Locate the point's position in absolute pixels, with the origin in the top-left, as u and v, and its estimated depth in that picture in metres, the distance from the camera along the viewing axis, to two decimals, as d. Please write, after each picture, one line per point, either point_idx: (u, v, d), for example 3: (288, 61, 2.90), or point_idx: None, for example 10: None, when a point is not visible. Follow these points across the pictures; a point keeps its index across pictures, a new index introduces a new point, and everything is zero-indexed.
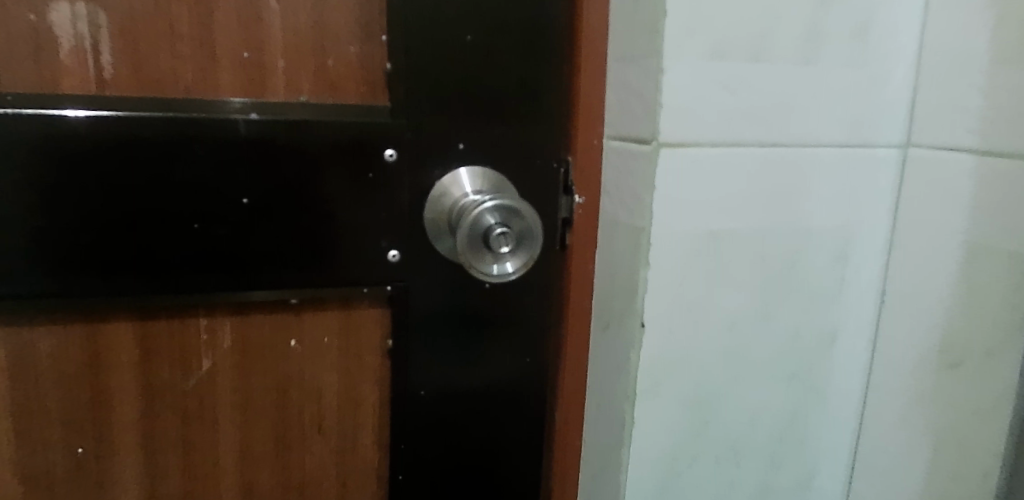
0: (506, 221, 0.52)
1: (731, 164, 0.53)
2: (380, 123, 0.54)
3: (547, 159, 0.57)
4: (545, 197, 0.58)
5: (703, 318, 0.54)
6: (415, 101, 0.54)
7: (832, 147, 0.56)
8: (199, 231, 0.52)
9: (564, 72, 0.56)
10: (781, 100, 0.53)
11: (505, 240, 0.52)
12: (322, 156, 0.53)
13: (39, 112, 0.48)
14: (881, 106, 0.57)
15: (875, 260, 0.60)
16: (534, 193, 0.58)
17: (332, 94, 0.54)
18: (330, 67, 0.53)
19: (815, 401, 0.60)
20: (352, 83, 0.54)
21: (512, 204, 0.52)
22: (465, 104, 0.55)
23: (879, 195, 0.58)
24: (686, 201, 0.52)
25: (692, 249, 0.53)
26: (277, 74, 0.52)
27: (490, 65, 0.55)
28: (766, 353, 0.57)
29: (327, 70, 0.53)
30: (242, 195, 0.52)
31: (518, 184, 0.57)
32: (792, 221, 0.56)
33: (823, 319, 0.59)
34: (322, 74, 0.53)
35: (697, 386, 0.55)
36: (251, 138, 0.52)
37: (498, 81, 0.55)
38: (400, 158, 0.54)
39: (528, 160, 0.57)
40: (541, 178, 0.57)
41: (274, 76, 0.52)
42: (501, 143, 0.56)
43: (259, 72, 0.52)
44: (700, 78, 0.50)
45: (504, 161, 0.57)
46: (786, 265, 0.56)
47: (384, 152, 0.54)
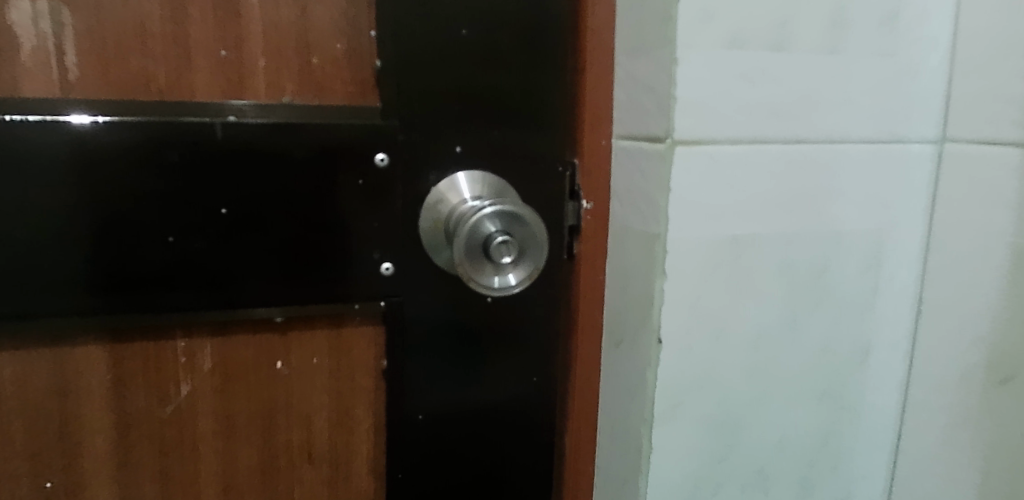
0: (508, 229, 0.47)
1: (754, 163, 0.48)
2: (370, 125, 0.50)
3: (552, 162, 0.53)
4: (551, 203, 0.53)
5: (725, 332, 0.50)
6: (407, 100, 0.50)
7: (862, 143, 0.51)
8: (176, 245, 0.48)
9: (569, 68, 0.52)
10: (806, 93, 0.49)
11: (507, 249, 0.47)
12: (308, 161, 0.49)
13: (49, 119, 0.45)
14: (913, 99, 0.52)
15: (910, 265, 0.55)
16: (538, 198, 0.53)
17: (318, 94, 0.50)
18: (315, 66, 0.49)
19: (848, 420, 0.55)
20: (339, 83, 0.50)
21: (514, 210, 0.48)
22: (462, 104, 0.51)
23: (914, 194, 0.54)
24: (705, 204, 0.47)
25: (712, 257, 0.48)
26: (256, 74, 0.48)
27: (489, 61, 0.51)
28: (794, 370, 0.52)
29: (311, 68, 0.49)
30: (220, 205, 0.48)
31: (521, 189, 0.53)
32: (820, 225, 0.51)
33: (855, 331, 0.54)
34: (306, 73, 0.49)
35: (720, 407, 0.51)
36: (229, 143, 0.47)
37: (497, 78, 0.51)
38: (393, 163, 0.50)
39: (532, 163, 0.53)
40: (545, 182, 0.53)
41: (253, 76, 0.48)
42: (501, 145, 0.52)
43: (238, 71, 0.48)
44: (717, 69, 0.46)
45: (505, 165, 0.52)
46: (814, 273, 0.51)
47: (375, 156, 0.50)
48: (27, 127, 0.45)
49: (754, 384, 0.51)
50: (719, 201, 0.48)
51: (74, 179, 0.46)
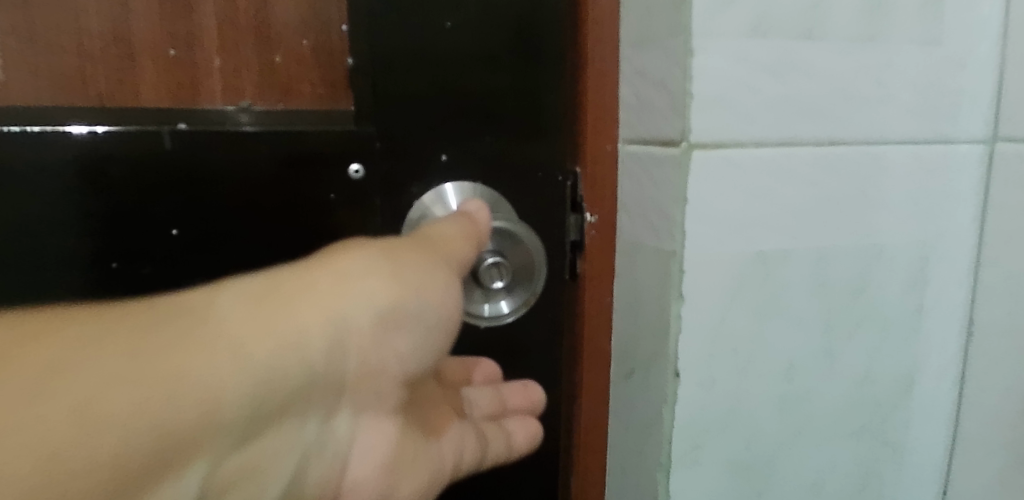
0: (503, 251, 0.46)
1: (783, 169, 0.42)
2: (341, 132, 0.44)
3: (550, 170, 0.47)
4: (551, 215, 0.47)
5: (752, 363, 0.43)
6: (382, 101, 0.44)
7: (903, 144, 0.45)
8: (129, 259, 0.43)
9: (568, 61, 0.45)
10: (841, 87, 0.42)
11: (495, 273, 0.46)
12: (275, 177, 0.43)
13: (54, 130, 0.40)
14: (960, 92, 0.46)
15: (959, 283, 0.48)
16: (536, 212, 0.47)
17: (282, 97, 0.44)
18: (278, 66, 0.44)
19: (890, 458, 0.49)
20: (305, 83, 0.44)
21: None
22: (447, 105, 0.45)
23: (963, 200, 0.47)
24: (727, 217, 0.41)
25: (736, 277, 0.42)
26: (211, 76, 0.43)
27: (476, 56, 0.45)
28: (830, 403, 0.46)
29: (274, 68, 0.44)
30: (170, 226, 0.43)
31: (518, 201, 0.47)
32: (858, 237, 0.45)
33: (896, 358, 0.47)
34: (269, 74, 0.44)
35: (747, 448, 0.44)
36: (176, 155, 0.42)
37: (487, 77, 0.45)
38: (368, 175, 0.44)
39: (527, 170, 0.47)
40: (543, 194, 0.47)
41: (207, 78, 0.43)
42: (495, 151, 0.46)
43: (190, 73, 0.43)
44: (739, 61, 0.40)
45: (497, 172, 0.47)
46: (852, 293, 0.45)
47: (349, 167, 0.44)
48: (31, 138, 0.40)
49: (786, 421, 0.45)
50: (743, 213, 0.41)
51: (7, 199, 0.41)
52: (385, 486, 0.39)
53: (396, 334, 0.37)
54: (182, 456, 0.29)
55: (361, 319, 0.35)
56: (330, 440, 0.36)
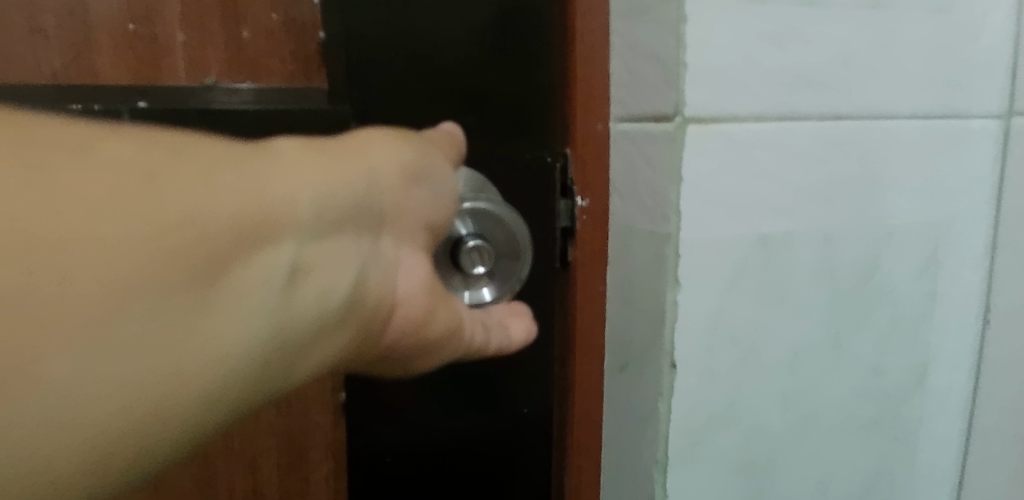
0: (485, 233, 0.40)
1: (786, 145, 0.39)
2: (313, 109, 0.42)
3: (539, 151, 0.43)
4: (542, 201, 0.44)
5: (754, 352, 0.41)
6: (358, 80, 0.42)
7: (913, 119, 0.42)
8: None
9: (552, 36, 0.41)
10: (846, 58, 0.40)
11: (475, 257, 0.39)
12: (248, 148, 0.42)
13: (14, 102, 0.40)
14: (974, 62, 0.43)
15: (974, 267, 0.46)
16: (523, 196, 0.44)
17: (249, 74, 0.43)
18: (246, 41, 0.43)
19: (901, 453, 0.46)
20: (275, 59, 0.44)
21: (489, 205, 0.40)
22: (425, 82, 0.42)
23: (977, 178, 0.44)
24: (725, 196, 0.38)
25: (736, 261, 0.39)
26: (175, 52, 0.42)
27: (455, 31, 0.42)
28: (838, 395, 0.43)
29: (241, 43, 0.43)
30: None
31: (508, 185, 0.44)
32: (867, 219, 0.42)
33: (908, 348, 0.45)
34: (235, 49, 0.43)
35: (750, 444, 0.42)
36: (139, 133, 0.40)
37: (465, 53, 0.42)
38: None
39: (516, 152, 0.43)
40: (530, 176, 0.43)
41: (171, 55, 0.42)
42: (481, 133, 0.44)
43: (154, 50, 0.42)
44: (738, 28, 0.37)
45: (483, 155, 0.44)
46: (862, 278, 0.42)
47: None
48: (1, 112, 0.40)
49: (791, 413, 0.42)
50: (742, 192, 0.39)
51: None
52: (424, 313, 0.31)
53: (418, 186, 0.31)
54: (259, 239, 0.24)
55: (387, 168, 0.29)
56: (387, 269, 0.29)
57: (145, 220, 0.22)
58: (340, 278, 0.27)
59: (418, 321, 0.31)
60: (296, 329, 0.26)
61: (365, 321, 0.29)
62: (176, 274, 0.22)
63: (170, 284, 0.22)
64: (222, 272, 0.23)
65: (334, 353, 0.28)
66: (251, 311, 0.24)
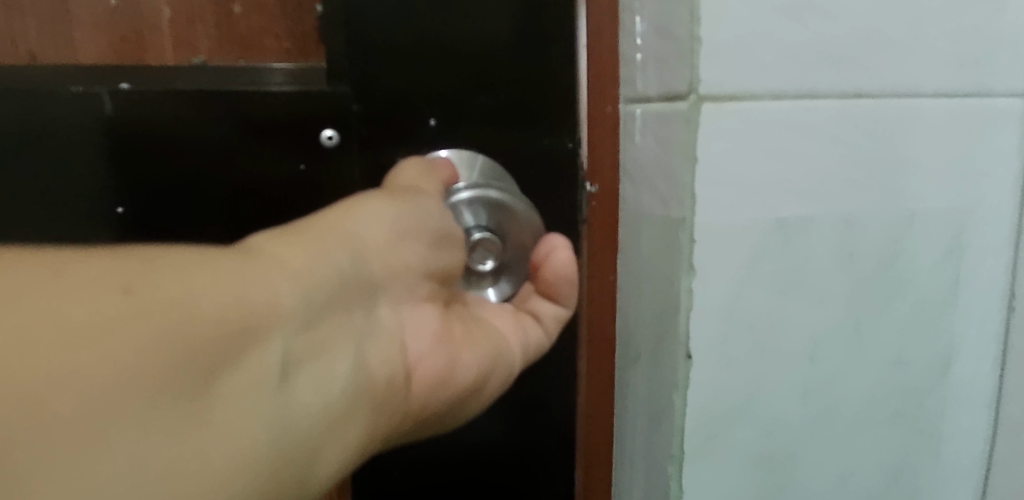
0: (495, 227, 0.37)
1: (804, 124, 0.38)
2: (314, 94, 0.40)
3: (555, 139, 0.40)
4: (561, 193, 0.40)
5: (771, 342, 0.39)
6: (355, 59, 0.39)
7: (936, 98, 0.40)
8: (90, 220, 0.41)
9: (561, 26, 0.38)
10: (868, 33, 0.38)
11: (481, 252, 0.37)
12: (217, 161, 0.40)
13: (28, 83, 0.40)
14: (999, 39, 0.41)
15: (999, 253, 0.44)
16: (540, 183, 0.40)
17: (241, 53, 0.42)
18: (237, 16, 0.42)
19: (925, 449, 0.44)
20: (267, 34, 0.42)
21: (500, 197, 0.37)
22: (428, 70, 0.39)
23: (1002, 159, 0.43)
24: (741, 179, 0.37)
25: (754, 246, 0.38)
26: (162, 27, 0.42)
27: (459, 18, 0.38)
28: (861, 388, 0.41)
29: (232, 19, 0.42)
30: (116, 202, 0.41)
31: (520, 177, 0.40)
32: (889, 203, 0.40)
33: (931, 337, 0.43)
34: (226, 25, 0.42)
35: (767, 438, 0.40)
36: (115, 121, 0.40)
37: (467, 39, 0.38)
38: (346, 146, 0.40)
39: (530, 143, 0.40)
40: (545, 163, 0.40)
41: (158, 30, 0.42)
42: (490, 122, 0.40)
43: (137, 22, 0.42)
44: (753, 1, 0.35)
45: (495, 147, 0.40)
46: (883, 265, 0.41)
47: (322, 133, 0.40)
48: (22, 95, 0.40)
49: (810, 406, 0.40)
50: (758, 174, 0.37)
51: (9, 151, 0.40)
52: (446, 364, 0.33)
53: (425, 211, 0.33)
54: (240, 339, 0.23)
55: (372, 232, 0.30)
56: (392, 333, 0.31)
57: (129, 359, 0.21)
58: (343, 353, 0.28)
59: (443, 372, 0.33)
60: (300, 426, 0.25)
61: (385, 390, 0.30)
62: (156, 364, 0.21)
63: (152, 394, 0.21)
64: (208, 376, 0.22)
65: (353, 443, 0.28)
66: (254, 405, 0.24)
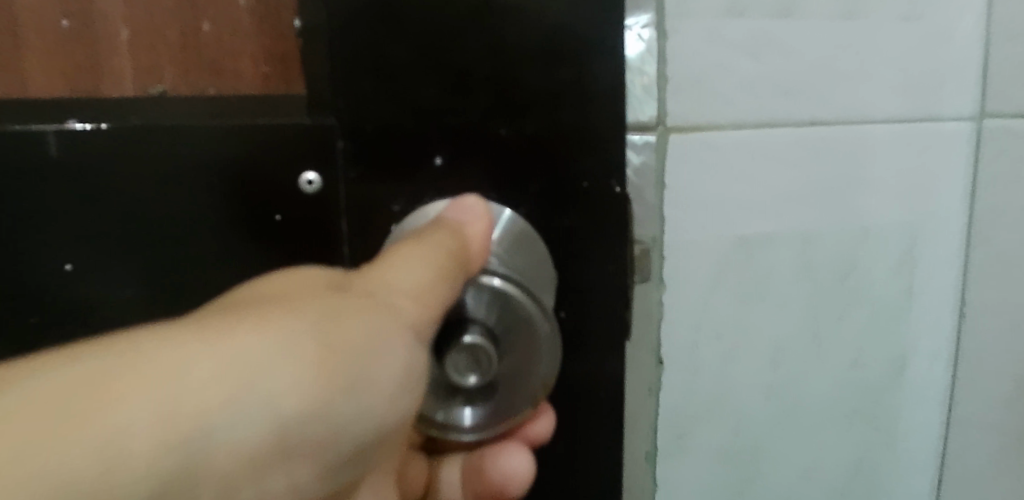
0: (501, 332, 0.31)
1: (764, 150, 0.41)
2: (293, 125, 0.31)
3: (600, 177, 0.32)
4: (608, 240, 0.33)
5: (738, 347, 0.43)
6: (357, 86, 0.31)
7: (888, 123, 0.44)
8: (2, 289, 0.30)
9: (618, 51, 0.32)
10: (822, 66, 0.42)
11: (470, 362, 0.31)
12: (220, 231, 0.31)
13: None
14: (945, 69, 0.45)
15: (950, 262, 0.48)
16: (568, 231, 0.33)
17: (211, 79, 0.34)
18: (205, 34, 0.34)
19: (884, 443, 0.48)
20: (245, 59, 0.34)
21: (518, 306, 0.32)
22: (448, 94, 0.31)
23: (951, 178, 0.47)
24: (706, 200, 0.41)
25: (720, 262, 0.41)
26: (115, 56, 0.33)
27: (499, 31, 0.30)
28: (821, 389, 0.45)
29: (199, 39, 0.34)
30: (63, 257, 0.30)
31: (552, 222, 0.32)
32: (845, 220, 0.44)
33: (888, 341, 0.46)
34: (191, 47, 0.34)
35: (735, 436, 0.44)
36: (72, 180, 0.29)
37: (504, 53, 0.31)
38: (327, 188, 0.31)
39: (570, 181, 0.32)
40: (583, 208, 0.33)
41: (106, 57, 0.33)
42: (518, 153, 0.32)
43: (88, 46, 0.33)
44: (716, 40, 0.39)
45: (522, 190, 0.32)
46: (840, 276, 0.45)
47: (302, 178, 0.31)
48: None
49: (775, 406, 0.44)
50: (724, 195, 0.41)
51: None
52: None
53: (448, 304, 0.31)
54: None
55: (286, 400, 0.24)
56: None
57: None
58: None
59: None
60: None
61: None
62: None
63: None
64: None
65: None
66: None
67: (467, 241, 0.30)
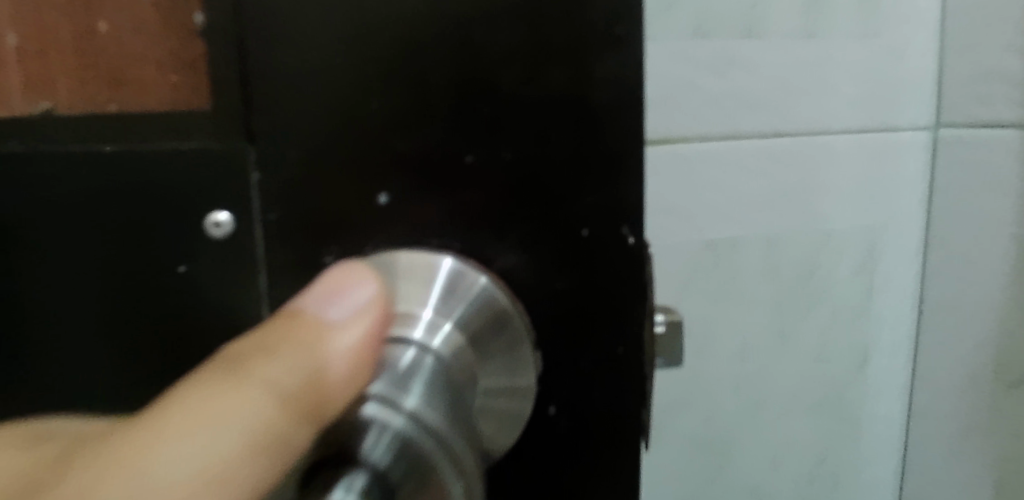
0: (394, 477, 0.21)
1: (729, 161, 0.45)
2: (207, 152, 0.25)
3: (606, 224, 0.26)
4: (621, 302, 0.27)
5: (707, 344, 0.46)
6: (264, 106, 0.25)
7: (846, 134, 0.47)
8: None
9: (632, 70, 0.25)
10: (783, 84, 0.45)
11: None
12: (123, 277, 0.26)
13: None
14: (901, 83, 0.48)
15: (908, 264, 0.51)
16: (573, 289, 0.27)
17: (112, 93, 0.27)
18: (103, 40, 0.27)
19: (848, 433, 0.51)
20: (147, 64, 0.27)
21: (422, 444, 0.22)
22: (394, 110, 0.25)
23: (908, 184, 0.50)
24: (675, 208, 0.44)
25: (688, 264, 0.45)
26: (6, 64, 0.27)
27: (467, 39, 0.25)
28: (787, 382, 0.48)
29: (98, 44, 0.27)
30: None
31: (545, 284, 0.27)
32: (807, 224, 0.47)
33: (850, 338, 0.50)
34: (88, 53, 0.27)
35: (705, 427, 0.47)
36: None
37: (478, 68, 0.25)
38: (238, 232, 0.25)
39: (565, 228, 0.26)
40: (590, 263, 0.26)
41: (0, 70, 0.27)
42: (494, 197, 0.26)
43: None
44: (682, 61, 0.42)
45: (500, 234, 0.26)
46: (803, 277, 0.48)
47: (211, 219, 0.25)
48: None
49: (742, 399, 0.47)
50: (691, 203, 0.44)
51: None
52: None
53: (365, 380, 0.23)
54: None
55: None
56: None
57: None
58: None
59: None
60: None
61: None
62: None
63: None
64: None
65: None
66: None
67: (320, 369, 0.21)
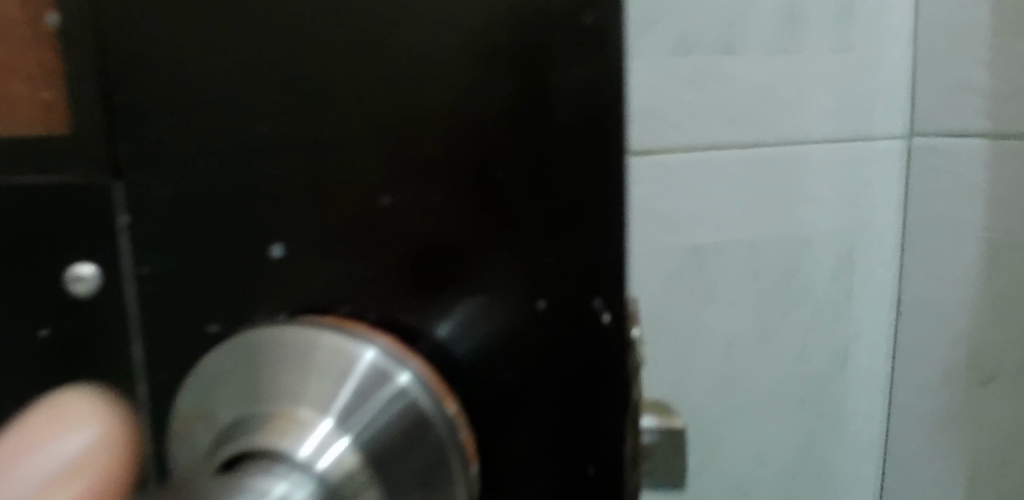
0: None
1: (711, 170, 0.47)
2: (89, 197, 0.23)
3: (561, 294, 0.23)
4: (598, 387, 0.23)
5: (692, 343, 0.48)
6: (139, 126, 0.23)
7: (824, 143, 0.50)
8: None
9: (610, 105, 0.22)
10: (762, 95, 0.48)
11: None
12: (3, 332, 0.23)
13: None
14: (876, 94, 0.51)
15: (885, 266, 0.53)
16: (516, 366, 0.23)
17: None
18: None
19: (830, 429, 0.53)
20: (14, 77, 0.24)
21: None
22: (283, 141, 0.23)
23: (885, 190, 0.52)
24: (661, 214, 0.46)
25: (674, 268, 0.47)
26: None
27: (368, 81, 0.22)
28: (770, 380, 0.51)
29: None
30: None
31: (487, 364, 0.23)
32: (787, 229, 0.50)
33: (830, 337, 0.52)
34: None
35: (692, 423, 0.49)
36: None
37: (388, 106, 0.22)
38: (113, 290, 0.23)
39: (515, 293, 0.23)
40: (536, 340, 0.23)
41: None
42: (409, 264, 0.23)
43: None
44: (666, 75, 0.45)
45: (445, 299, 0.23)
46: (784, 279, 0.50)
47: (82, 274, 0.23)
48: None
49: (727, 396, 0.50)
50: (676, 210, 0.47)
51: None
52: None
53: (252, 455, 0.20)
54: None
55: None
56: None
57: None
58: None
59: None
60: None
61: None
62: None
63: None
64: None
65: None
66: None
67: None
